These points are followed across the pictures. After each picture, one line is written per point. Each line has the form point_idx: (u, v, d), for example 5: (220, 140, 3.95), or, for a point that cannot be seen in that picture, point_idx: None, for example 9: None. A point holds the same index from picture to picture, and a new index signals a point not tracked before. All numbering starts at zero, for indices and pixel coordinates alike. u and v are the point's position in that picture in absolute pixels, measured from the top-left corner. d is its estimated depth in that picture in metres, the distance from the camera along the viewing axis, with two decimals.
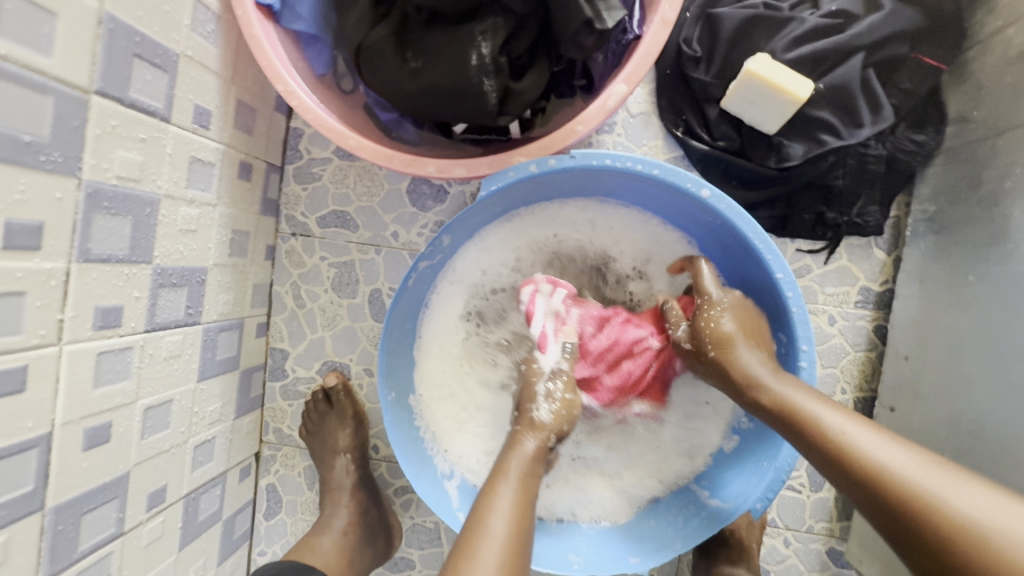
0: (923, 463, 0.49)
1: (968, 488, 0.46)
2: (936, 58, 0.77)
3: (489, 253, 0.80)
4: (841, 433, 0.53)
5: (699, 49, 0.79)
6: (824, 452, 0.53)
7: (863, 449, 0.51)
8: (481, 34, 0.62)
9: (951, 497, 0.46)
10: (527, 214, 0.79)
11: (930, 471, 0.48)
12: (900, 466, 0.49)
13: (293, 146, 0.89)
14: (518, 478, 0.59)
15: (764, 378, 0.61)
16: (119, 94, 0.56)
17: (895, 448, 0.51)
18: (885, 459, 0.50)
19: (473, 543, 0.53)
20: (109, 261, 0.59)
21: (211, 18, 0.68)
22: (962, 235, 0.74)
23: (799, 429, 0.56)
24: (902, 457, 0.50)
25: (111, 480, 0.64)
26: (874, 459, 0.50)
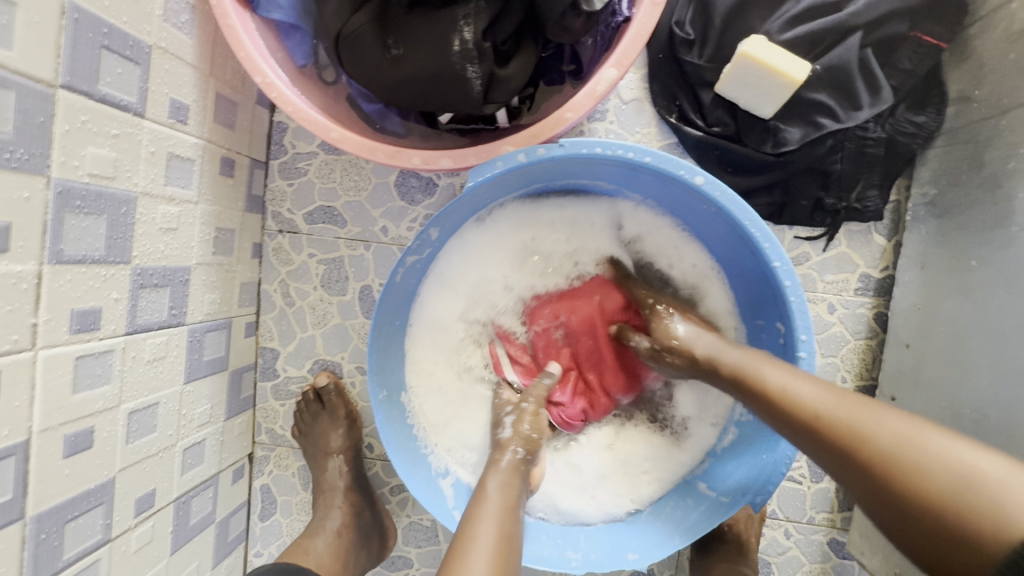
0: (843, 395, 0.51)
1: (831, 395, 0.52)
2: (936, 36, 0.74)
3: (471, 260, 0.79)
4: (782, 388, 0.55)
5: (692, 32, 0.77)
6: (766, 407, 0.56)
7: (795, 395, 0.54)
8: (463, 18, 0.59)
9: (880, 431, 0.47)
10: (507, 211, 0.78)
11: (863, 407, 0.49)
12: (834, 409, 0.51)
13: (277, 140, 0.86)
14: (500, 486, 0.61)
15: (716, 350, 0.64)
16: (88, 89, 0.54)
17: (830, 390, 0.52)
18: (821, 403, 0.52)
19: (463, 547, 0.53)
20: (83, 262, 0.57)
21: (185, 9, 0.66)
22: (964, 218, 0.72)
23: (743, 386, 0.59)
24: (837, 401, 0.51)
25: (96, 486, 0.63)
26: (811, 405, 0.52)
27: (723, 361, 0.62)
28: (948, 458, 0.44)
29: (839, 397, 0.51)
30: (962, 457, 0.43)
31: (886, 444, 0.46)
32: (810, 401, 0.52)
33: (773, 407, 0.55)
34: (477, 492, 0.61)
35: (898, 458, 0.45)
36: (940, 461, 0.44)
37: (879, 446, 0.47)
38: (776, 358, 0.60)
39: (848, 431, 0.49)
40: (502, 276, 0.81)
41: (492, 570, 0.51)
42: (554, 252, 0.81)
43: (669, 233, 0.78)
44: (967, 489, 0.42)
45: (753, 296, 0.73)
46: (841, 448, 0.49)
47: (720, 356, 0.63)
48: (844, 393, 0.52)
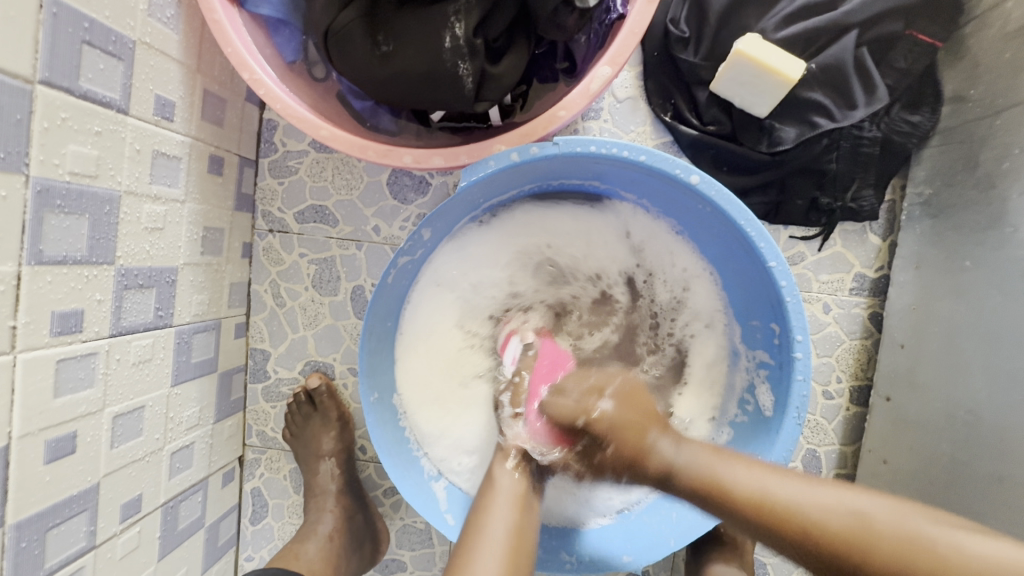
0: (835, 495, 0.46)
1: (819, 495, 0.46)
2: (931, 35, 0.74)
3: (477, 263, 0.78)
4: (763, 493, 0.48)
5: (687, 29, 0.76)
6: (752, 523, 0.48)
7: (783, 502, 0.47)
8: (454, 14, 0.58)
9: (889, 531, 0.43)
10: (521, 213, 0.78)
11: (855, 500, 0.45)
12: (829, 512, 0.45)
13: (267, 138, 0.85)
14: (511, 479, 0.63)
15: (662, 452, 0.55)
16: (68, 85, 0.53)
17: (813, 485, 0.48)
18: (814, 508, 0.46)
19: (470, 544, 0.56)
20: (65, 263, 0.56)
21: (170, 3, 0.64)
22: (958, 218, 0.72)
23: (713, 498, 0.50)
24: (830, 500, 0.46)
25: (79, 492, 0.61)
26: (805, 511, 0.46)
27: (678, 468, 0.53)
28: (969, 553, 0.40)
29: (824, 493, 0.47)
30: (980, 551, 0.40)
31: (896, 544, 0.42)
32: (802, 506, 0.46)
33: (761, 522, 0.47)
34: (486, 484, 0.64)
35: (921, 563, 0.41)
36: (958, 554, 0.40)
37: (897, 554, 0.41)
38: (735, 455, 0.54)
39: (857, 539, 0.43)
40: (506, 278, 0.80)
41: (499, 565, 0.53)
42: (570, 267, 0.81)
43: (665, 237, 0.78)
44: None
45: (747, 296, 0.73)
46: (854, 562, 0.43)
47: (676, 464, 0.53)
48: (828, 485, 0.48)
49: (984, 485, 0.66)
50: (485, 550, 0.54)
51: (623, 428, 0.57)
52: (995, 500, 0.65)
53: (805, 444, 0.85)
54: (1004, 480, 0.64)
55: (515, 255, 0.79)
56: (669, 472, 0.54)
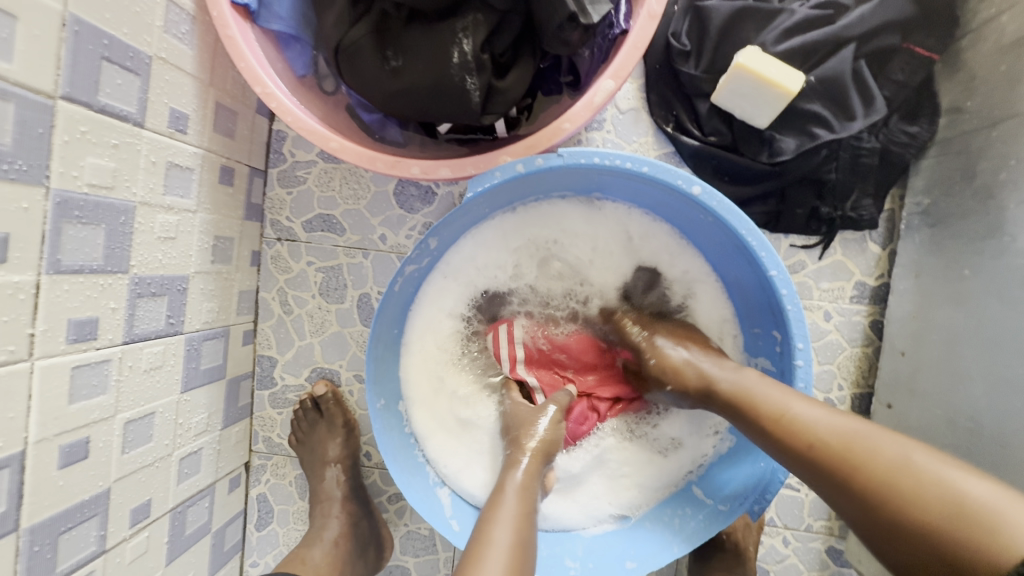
0: (844, 419, 0.51)
1: (830, 416, 0.52)
2: (927, 48, 0.75)
3: (485, 249, 0.79)
4: (779, 411, 0.55)
5: (688, 43, 0.78)
6: (763, 428, 0.56)
7: (794, 415, 0.54)
8: (461, 31, 0.60)
9: (877, 453, 0.47)
10: (521, 212, 0.78)
11: (860, 429, 0.49)
12: (831, 431, 0.50)
13: (276, 148, 0.87)
14: (516, 491, 0.61)
15: (708, 372, 0.64)
16: (87, 99, 0.54)
17: (828, 413, 0.52)
18: (819, 426, 0.51)
19: (479, 549, 0.52)
20: (81, 272, 0.57)
21: (186, 19, 0.66)
22: (957, 228, 0.73)
23: (740, 409, 0.59)
24: (837, 424, 0.51)
25: (91, 497, 0.62)
26: (809, 428, 0.52)
27: (715, 386, 0.62)
28: (947, 487, 0.43)
29: (833, 415, 0.52)
30: (950, 477, 0.43)
31: (883, 466, 0.46)
32: (809, 424, 0.52)
33: (771, 431, 0.55)
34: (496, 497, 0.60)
35: (896, 482, 0.45)
36: (938, 483, 0.43)
37: (876, 467, 0.46)
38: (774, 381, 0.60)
39: (847, 454, 0.48)
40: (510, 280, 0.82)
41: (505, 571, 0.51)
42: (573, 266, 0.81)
43: (668, 238, 0.78)
44: (967, 514, 0.41)
45: (749, 304, 0.74)
46: (837, 476, 0.48)
47: (713, 377, 0.63)
48: (843, 416, 0.52)
49: None
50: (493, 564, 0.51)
51: (675, 365, 0.67)
52: None
53: None
54: (1004, 487, 0.64)
55: (519, 247, 0.80)
56: (708, 388, 0.63)
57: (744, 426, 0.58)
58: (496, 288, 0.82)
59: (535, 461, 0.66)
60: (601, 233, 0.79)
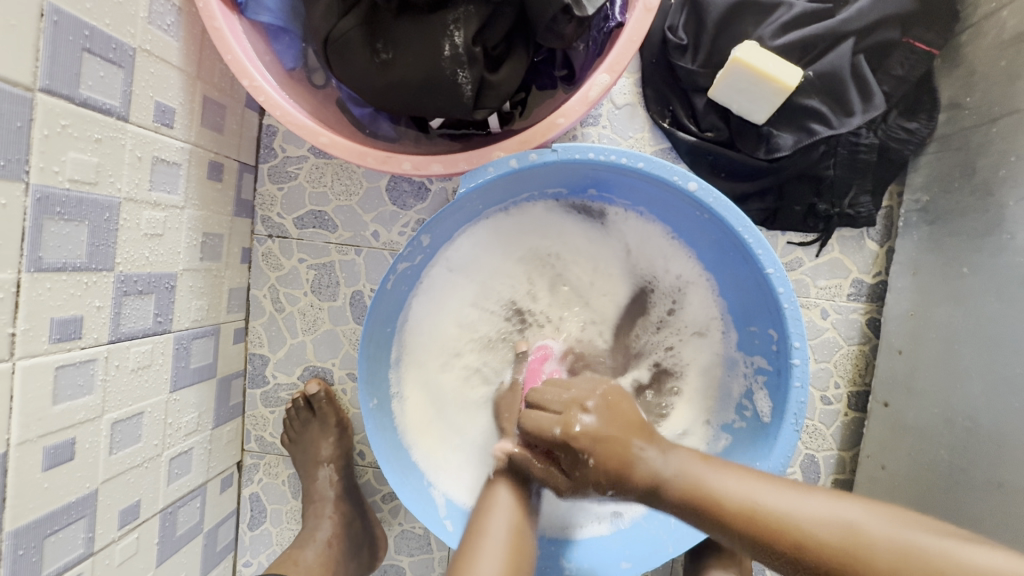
0: (832, 509, 0.48)
1: (816, 507, 0.48)
2: (927, 43, 0.74)
3: (486, 253, 0.78)
4: (749, 502, 0.50)
5: (685, 36, 0.77)
6: (736, 530, 0.50)
7: (775, 511, 0.49)
8: (453, 23, 0.59)
9: (877, 544, 0.44)
10: (518, 215, 0.78)
11: (842, 511, 0.47)
12: (816, 521, 0.47)
13: (267, 143, 0.85)
14: (508, 485, 0.63)
15: (650, 464, 0.55)
16: (68, 92, 0.53)
17: (803, 497, 0.50)
18: (802, 515, 0.48)
19: (472, 546, 0.57)
20: (64, 270, 0.56)
21: (171, 11, 0.64)
22: (955, 225, 0.72)
23: (703, 508, 0.52)
24: (821, 511, 0.48)
25: (77, 499, 0.61)
26: (792, 520, 0.48)
27: (667, 484, 0.54)
28: (954, 563, 0.42)
29: (814, 506, 0.49)
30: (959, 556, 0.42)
31: (893, 558, 0.43)
32: (791, 514, 0.48)
33: (746, 531, 0.49)
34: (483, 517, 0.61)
35: (905, 568, 0.43)
36: (945, 562, 0.42)
37: (882, 565, 0.43)
38: (725, 463, 0.56)
39: (845, 550, 0.45)
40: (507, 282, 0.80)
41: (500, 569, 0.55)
42: (579, 281, 0.80)
43: (663, 241, 0.77)
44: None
45: (745, 302, 0.73)
46: (842, 574, 0.45)
47: (664, 479, 0.54)
48: (818, 497, 0.49)
49: (982, 492, 0.66)
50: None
51: (608, 438, 0.56)
52: (994, 508, 0.65)
53: (804, 449, 0.85)
54: (1003, 487, 0.64)
55: (518, 253, 0.79)
56: (649, 484, 0.55)
57: (709, 528, 0.52)
58: (502, 290, 0.80)
59: (517, 471, 0.65)
60: (598, 241, 0.79)
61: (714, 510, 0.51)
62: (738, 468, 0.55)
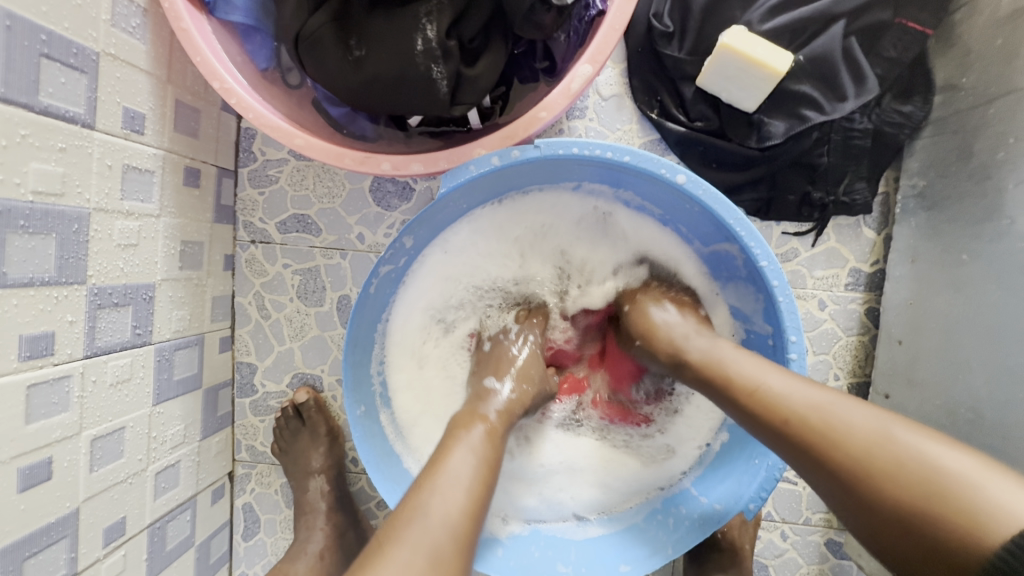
0: (821, 395, 0.47)
1: (809, 391, 0.47)
2: (920, 23, 0.72)
3: (484, 236, 0.75)
4: (756, 383, 0.51)
5: (670, 24, 0.74)
6: (736, 404, 0.51)
7: (768, 390, 0.49)
8: (425, 16, 0.56)
9: (850, 427, 0.43)
10: (512, 203, 0.74)
11: (836, 398, 0.46)
12: (809, 404, 0.46)
13: (246, 147, 0.83)
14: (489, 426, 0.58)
15: (682, 340, 0.61)
16: (27, 100, 0.51)
17: (806, 383, 0.49)
18: (790, 398, 0.48)
19: (434, 473, 0.50)
20: (32, 285, 0.54)
21: (136, 13, 0.62)
22: (953, 211, 0.70)
23: (713, 381, 0.55)
24: (813, 394, 0.47)
25: (56, 519, 0.60)
26: (778, 399, 0.48)
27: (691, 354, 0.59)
28: (915, 463, 0.40)
29: (811, 389, 0.48)
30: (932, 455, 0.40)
31: (862, 447, 0.42)
32: (786, 397, 0.48)
33: (746, 409, 0.50)
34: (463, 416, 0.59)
35: (873, 457, 0.42)
36: (905, 455, 0.41)
37: (850, 447, 0.43)
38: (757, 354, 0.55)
39: (821, 432, 0.45)
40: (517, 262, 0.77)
41: (462, 501, 0.48)
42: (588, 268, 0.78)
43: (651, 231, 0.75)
44: (948, 492, 0.38)
45: (739, 297, 0.71)
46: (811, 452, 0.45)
47: (684, 344, 0.60)
48: (821, 387, 0.48)
49: None
50: (451, 493, 0.48)
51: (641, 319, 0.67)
52: None
53: None
54: None
55: (511, 246, 0.76)
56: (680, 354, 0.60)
57: (719, 398, 0.54)
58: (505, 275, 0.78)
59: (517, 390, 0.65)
60: (586, 240, 0.77)
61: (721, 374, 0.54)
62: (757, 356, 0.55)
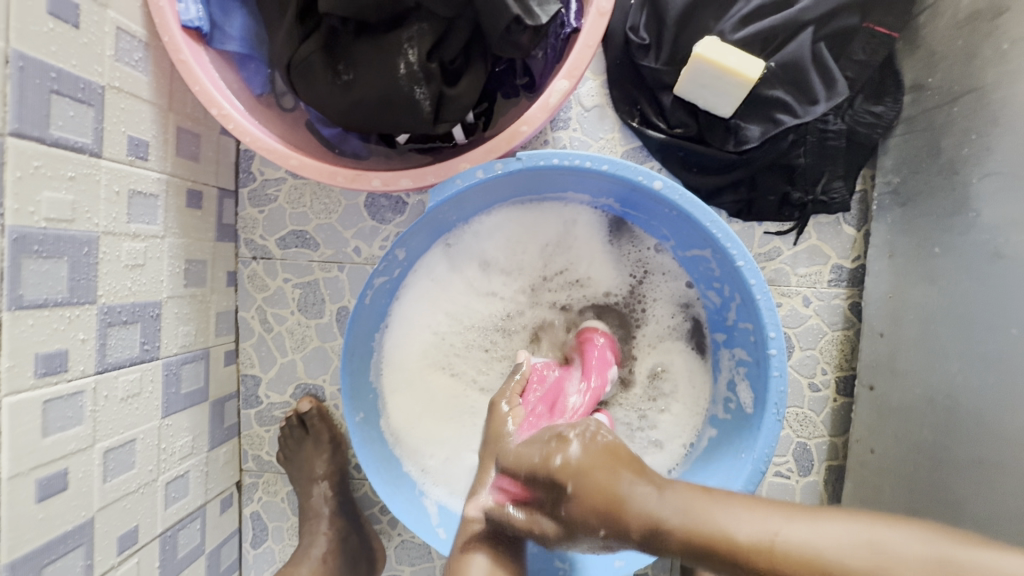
0: (834, 531, 0.45)
1: (805, 526, 0.46)
2: (887, 26, 0.75)
3: (471, 242, 0.79)
4: (752, 538, 0.46)
5: (647, 36, 0.77)
6: (743, 568, 0.46)
7: (775, 544, 0.45)
8: (408, 41, 0.60)
9: (888, 559, 0.43)
10: (481, 225, 0.78)
11: (845, 532, 0.45)
12: (813, 539, 0.45)
13: (245, 168, 0.87)
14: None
15: (627, 490, 0.51)
16: (39, 133, 0.55)
17: (794, 518, 0.47)
18: (802, 541, 0.45)
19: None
20: (46, 305, 0.57)
21: (138, 46, 0.66)
22: (925, 205, 0.72)
23: (705, 546, 0.48)
24: (816, 533, 0.45)
25: (73, 528, 0.63)
26: (786, 547, 0.45)
27: (643, 507, 0.50)
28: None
29: (806, 524, 0.46)
30: (980, 563, 0.41)
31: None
32: (796, 544, 0.45)
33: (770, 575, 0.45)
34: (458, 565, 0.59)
35: None
36: (959, 575, 0.41)
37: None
38: (718, 492, 0.52)
39: (862, 575, 0.42)
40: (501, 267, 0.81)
41: None
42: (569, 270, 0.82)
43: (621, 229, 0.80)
44: None
45: (719, 295, 0.74)
46: None
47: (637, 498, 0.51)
48: (798, 514, 0.47)
49: (967, 470, 0.66)
50: None
51: (587, 476, 0.52)
52: (981, 484, 0.65)
53: (795, 437, 0.85)
54: (983, 464, 0.65)
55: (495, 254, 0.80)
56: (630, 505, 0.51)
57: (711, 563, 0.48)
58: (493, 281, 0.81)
59: None
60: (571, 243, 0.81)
61: (709, 535, 0.48)
62: (719, 494, 0.52)
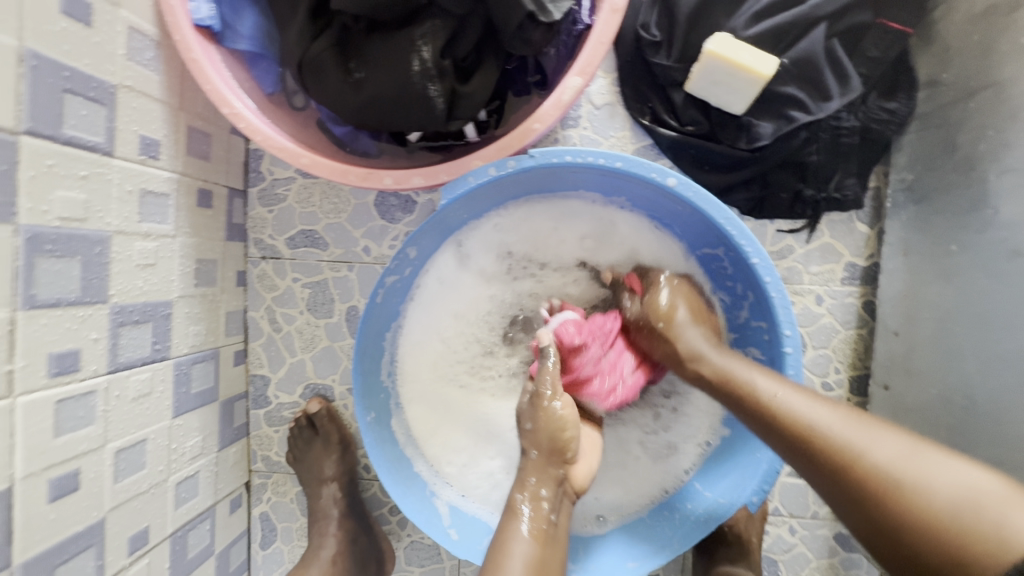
0: (844, 417, 0.51)
1: (829, 412, 0.52)
2: (901, 22, 0.74)
3: (483, 238, 0.78)
4: (773, 397, 0.55)
5: (658, 33, 0.77)
6: (756, 416, 0.56)
7: (790, 407, 0.54)
8: (420, 38, 0.60)
9: (877, 447, 0.48)
10: (513, 209, 0.77)
11: (854, 421, 0.51)
12: (828, 422, 0.51)
13: (254, 167, 0.86)
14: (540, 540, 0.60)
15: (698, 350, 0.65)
16: (51, 133, 0.54)
17: (818, 401, 0.54)
18: (814, 417, 0.52)
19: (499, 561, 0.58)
20: (58, 305, 0.57)
21: (150, 45, 0.66)
22: (940, 203, 0.72)
23: (735, 394, 0.59)
24: (826, 413, 0.52)
25: (84, 528, 0.62)
26: (802, 416, 0.53)
27: (706, 366, 0.63)
28: (937, 482, 0.45)
29: (825, 408, 0.53)
30: (961, 479, 0.44)
31: (887, 464, 0.47)
32: (805, 414, 0.53)
33: (767, 418, 0.55)
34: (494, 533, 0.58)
35: (898, 478, 0.46)
36: (940, 482, 0.45)
37: (875, 463, 0.47)
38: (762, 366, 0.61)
39: (844, 450, 0.49)
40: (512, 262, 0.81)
41: None
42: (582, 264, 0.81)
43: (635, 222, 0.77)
44: (976, 509, 0.42)
45: (733, 293, 0.73)
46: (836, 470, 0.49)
47: (702, 356, 0.64)
48: (827, 404, 0.53)
49: None
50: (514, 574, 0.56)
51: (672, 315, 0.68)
52: None
53: None
54: (1002, 464, 0.64)
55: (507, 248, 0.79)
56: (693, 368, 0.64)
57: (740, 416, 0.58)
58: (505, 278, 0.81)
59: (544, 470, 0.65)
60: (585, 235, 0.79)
61: (742, 389, 0.58)
62: (775, 372, 0.60)
